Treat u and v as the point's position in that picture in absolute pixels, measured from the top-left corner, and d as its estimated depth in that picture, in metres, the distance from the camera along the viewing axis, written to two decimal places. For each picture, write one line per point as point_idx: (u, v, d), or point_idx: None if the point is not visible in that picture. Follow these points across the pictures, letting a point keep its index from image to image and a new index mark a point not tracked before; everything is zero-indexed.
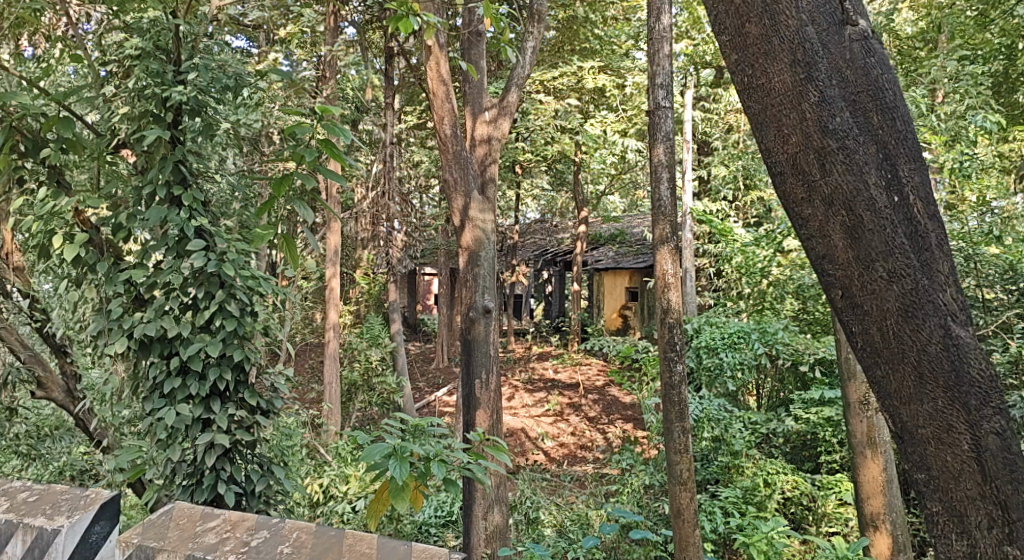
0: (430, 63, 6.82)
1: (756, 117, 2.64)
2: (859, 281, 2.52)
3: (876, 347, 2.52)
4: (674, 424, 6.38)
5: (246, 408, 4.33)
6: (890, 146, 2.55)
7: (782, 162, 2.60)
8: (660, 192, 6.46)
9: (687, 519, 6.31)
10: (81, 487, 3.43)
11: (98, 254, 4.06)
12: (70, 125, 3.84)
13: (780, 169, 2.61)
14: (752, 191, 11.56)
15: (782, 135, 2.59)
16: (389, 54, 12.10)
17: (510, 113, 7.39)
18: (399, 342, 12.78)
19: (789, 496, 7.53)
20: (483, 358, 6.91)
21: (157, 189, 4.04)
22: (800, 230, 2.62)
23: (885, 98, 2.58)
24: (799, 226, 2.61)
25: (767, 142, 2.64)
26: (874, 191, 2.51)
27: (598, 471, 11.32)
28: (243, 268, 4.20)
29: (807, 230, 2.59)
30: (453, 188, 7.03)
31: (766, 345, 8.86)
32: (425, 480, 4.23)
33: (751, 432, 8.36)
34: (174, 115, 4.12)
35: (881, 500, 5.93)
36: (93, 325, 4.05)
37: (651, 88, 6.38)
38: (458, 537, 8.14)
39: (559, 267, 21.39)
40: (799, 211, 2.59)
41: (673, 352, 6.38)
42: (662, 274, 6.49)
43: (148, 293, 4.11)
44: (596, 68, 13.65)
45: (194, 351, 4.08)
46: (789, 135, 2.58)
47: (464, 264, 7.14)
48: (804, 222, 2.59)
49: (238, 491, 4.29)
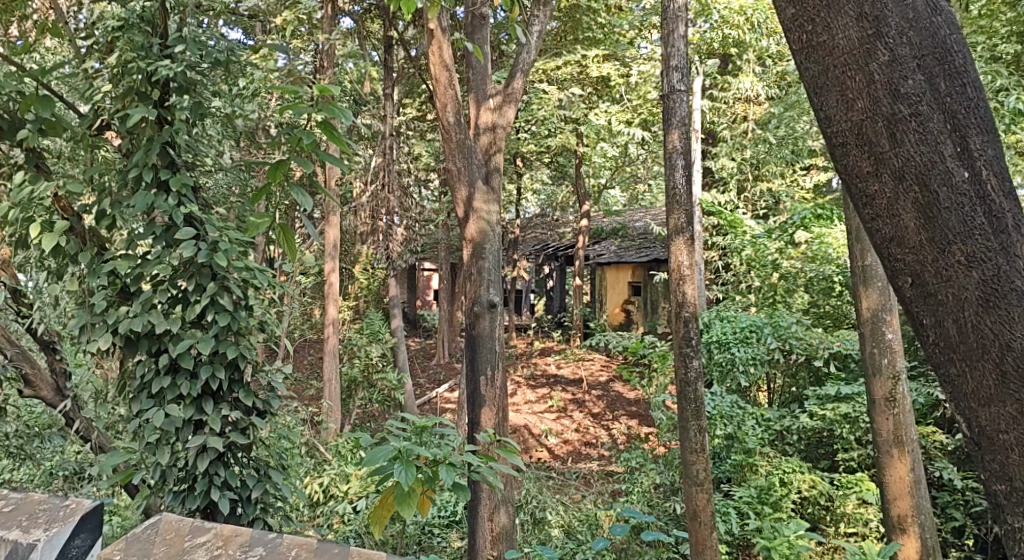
0: (432, 47, 6.51)
1: (816, 81, 2.39)
2: (933, 267, 2.26)
3: (951, 342, 2.27)
4: (690, 423, 6.09)
5: (241, 409, 4.04)
6: (959, 114, 2.28)
7: (845, 131, 2.35)
8: (674, 178, 6.17)
9: (704, 522, 6.03)
10: (60, 496, 3.17)
11: (80, 243, 3.77)
12: (49, 104, 3.58)
13: (842, 140, 2.36)
14: (760, 182, 11.31)
15: (845, 100, 2.33)
16: (388, 43, 11.84)
17: (515, 100, 7.19)
18: (400, 337, 12.38)
19: (806, 496, 7.24)
20: (488, 355, 6.60)
21: (144, 172, 3.73)
22: (863, 209, 2.36)
23: (954, 61, 2.30)
24: (862, 204, 2.35)
25: (827, 109, 2.38)
26: (950, 164, 2.25)
27: (604, 468, 11.07)
28: (237, 259, 3.91)
29: (872, 209, 2.33)
30: (456, 178, 6.73)
31: (779, 340, 8.61)
32: (434, 485, 4.01)
33: (765, 429, 8.09)
34: (162, 92, 3.83)
35: (909, 502, 5.65)
36: (75, 320, 3.78)
37: (666, 71, 6.10)
38: (463, 539, 7.86)
39: (561, 261, 21.12)
40: (865, 187, 2.33)
41: (689, 347, 6.08)
42: (677, 267, 6.22)
43: (134, 286, 3.80)
44: (599, 57, 13.39)
45: (185, 348, 3.79)
46: (854, 100, 2.32)
47: (469, 257, 6.82)
48: (869, 198, 2.33)
49: (232, 497, 4.01)
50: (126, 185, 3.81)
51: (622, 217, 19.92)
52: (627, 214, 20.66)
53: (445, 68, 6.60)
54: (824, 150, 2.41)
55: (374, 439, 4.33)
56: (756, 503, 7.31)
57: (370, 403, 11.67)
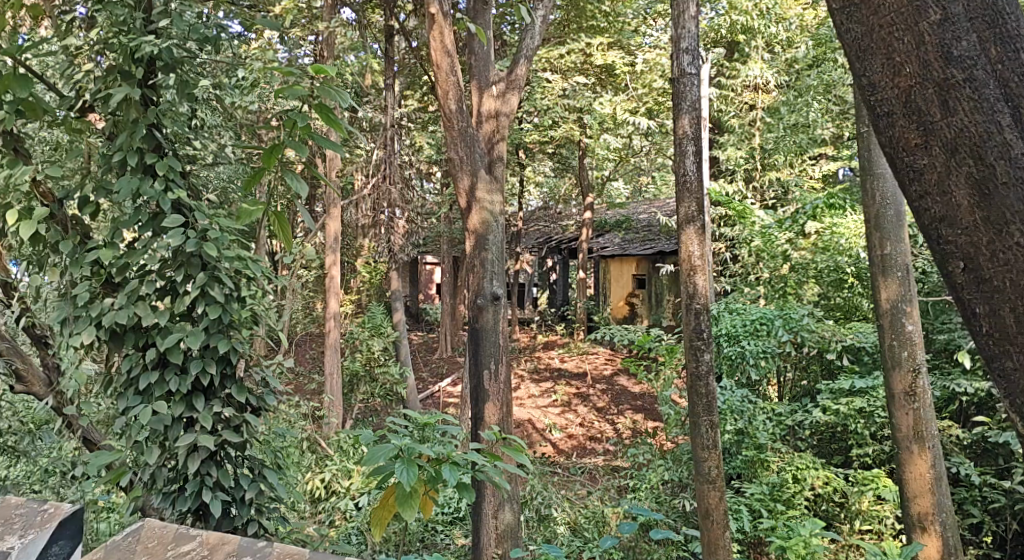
0: (434, 32, 6.27)
1: (859, 43, 2.36)
2: (988, 249, 2.24)
3: (1007, 333, 2.25)
4: (701, 419, 5.88)
5: (235, 405, 3.83)
6: (1014, 80, 2.24)
7: (891, 99, 2.32)
8: (685, 165, 5.94)
9: (717, 520, 5.84)
10: (38, 501, 3.09)
11: (62, 231, 3.59)
12: (27, 84, 3.36)
13: (887, 109, 2.33)
14: (769, 172, 11.07)
15: (893, 64, 2.31)
16: (389, 31, 11.62)
17: (518, 88, 7.02)
18: (403, 331, 12.06)
19: (820, 493, 7.04)
20: (492, 349, 6.40)
21: (128, 156, 3.53)
22: (911, 185, 2.33)
23: (1005, 24, 2.26)
24: (911, 178, 2.33)
25: (870, 75, 2.36)
26: (1006, 135, 2.23)
27: (610, 463, 10.88)
28: (227, 248, 3.69)
29: (921, 185, 2.31)
30: (459, 167, 6.51)
31: (791, 333, 8.31)
32: (436, 485, 3.84)
33: (776, 424, 7.89)
34: (146, 71, 3.64)
35: (930, 500, 5.44)
36: (58, 312, 3.59)
37: (676, 54, 5.90)
38: (467, 536, 7.68)
39: (564, 254, 20.88)
40: (913, 160, 2.31)
41: (700, 340, 5.88)
42: (688, 257, 6.00)
43: (119, 276, 3.61)
44: (604, 45, 13.16)
45: (173, 342, 3.59)
46: (902, 64, 2.30)
47: (471, 248, 6.60)
48: (918, 173, 2.31)
49: (225, 499, 3.81)
50: (109, 170, 3.62)
51: (626, 209, 19.74)
52: (631, 207, 20.41)
53: (447, 53, 6.38)
54: (864, 114, 2.40)
55: (374, 437, 4.17)
56: (768, 500, 7.13)
57: (372, 398, 11.47)
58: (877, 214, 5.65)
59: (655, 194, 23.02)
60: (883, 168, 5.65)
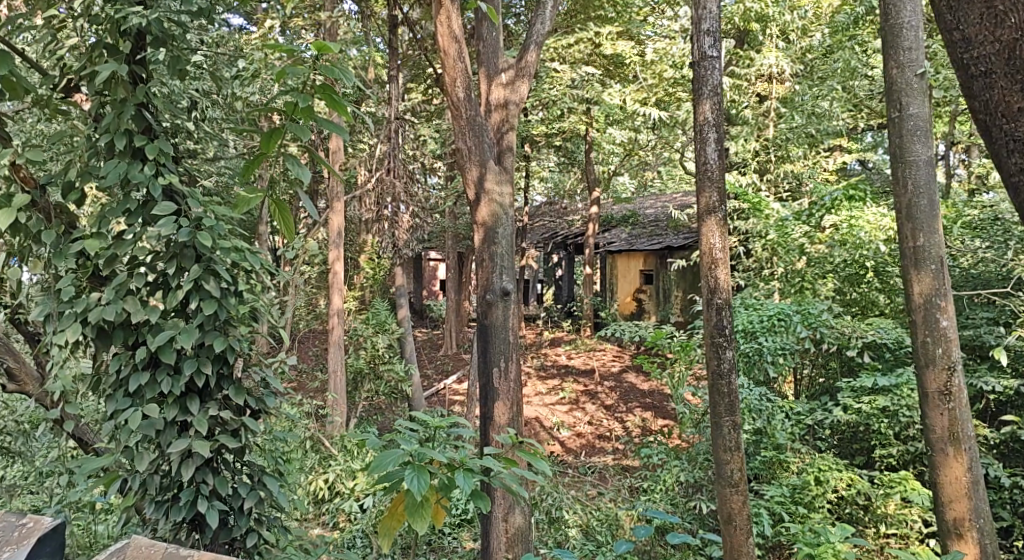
0: (440, 17, 5.99)
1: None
2: None
3: None
4: (723, 419, 5.62)
5: (232, 409, 3.56)
6: None
7: (992, 60, 2.68)
8: (706, 153, 5.67)
9: (739, 525, 5.60)
10: (16, 514, 2.91)
11: (44, 220, 3.34)
12: (5, 60, 3.09)
13: (987, 69, 2.69)
14: (784, 164, 10.75)
15: (1001, 24, 2.66)
16: (393, 23, 11.30)
17: (528, 74, 6.63)
18: (407, 328, 11.68)
19: (843, 495, 6.78)
20: (501, 345, 6.10)
21: (115, 138, 3.27)
22: (1006, 146, 2.69)
23: None
24: (1007, 140, 2.68)
25: (967, 34, 2.71)
26: None
27: (620, 462, 10.61)
28: (223, 238, 3.43)
29: (1016, 146, 2.67)
30: (467, 157, 6.22)
31: (810, 329, 8.02)
32: (450, 493, 3.64)
33: (795, 424, 7.61)
34: (134, 45, 3.36)
35: (966, 505, 5.19)
36: (41, 308, 3.33)
37: (697, 36, 5.62)
38: (476, 539, 7.42)
39: (570, 249, 20.57)
40: (1013, 122, 2.67)
41: (722, 337, 5.61)
42: (709, 249, 5.71)
43: (106, 269, 3.33)
44: (613, 34, 12.82)
45: (164, 340, 3.32)
46: (1010, 24, 2.65)
47: (480, 242, 6.30)
48: (1015, 136, 2.67)
49: (222, 509, 3.54)
50: (96, 155, 3.35)
51: (632, 205, 19.59)
52: (637, 202, 20.09)
53: (455, 39, 6.12)
54: (957, 76, 2.76)
55: (381, 441, 3.96)
56: (790, 502, 6.84)
57: (376, 395, 11.19)
58: (909, 203, 5.37)
59: (661, 188, 22.66)
60: (916, 156, 5.36)
